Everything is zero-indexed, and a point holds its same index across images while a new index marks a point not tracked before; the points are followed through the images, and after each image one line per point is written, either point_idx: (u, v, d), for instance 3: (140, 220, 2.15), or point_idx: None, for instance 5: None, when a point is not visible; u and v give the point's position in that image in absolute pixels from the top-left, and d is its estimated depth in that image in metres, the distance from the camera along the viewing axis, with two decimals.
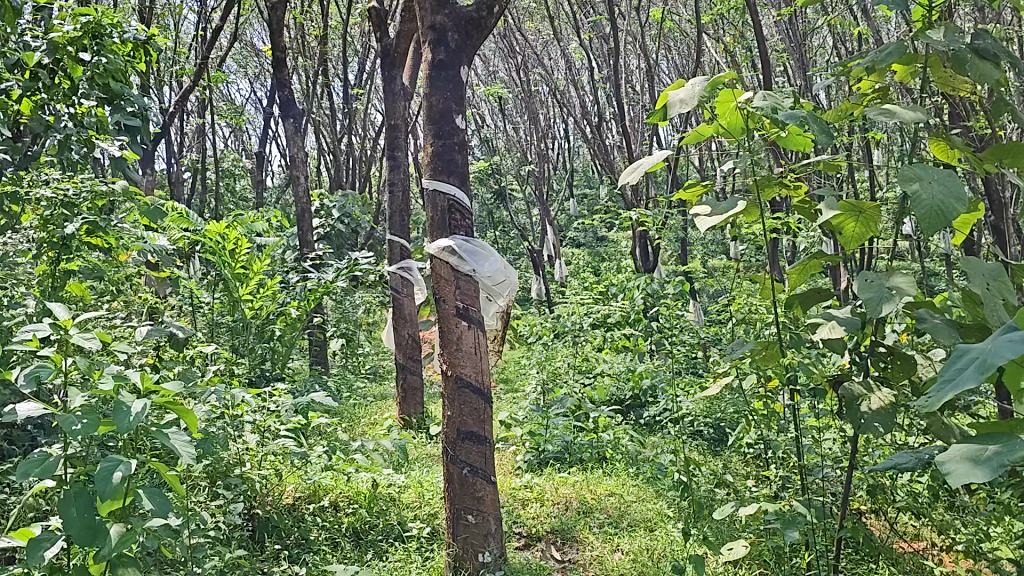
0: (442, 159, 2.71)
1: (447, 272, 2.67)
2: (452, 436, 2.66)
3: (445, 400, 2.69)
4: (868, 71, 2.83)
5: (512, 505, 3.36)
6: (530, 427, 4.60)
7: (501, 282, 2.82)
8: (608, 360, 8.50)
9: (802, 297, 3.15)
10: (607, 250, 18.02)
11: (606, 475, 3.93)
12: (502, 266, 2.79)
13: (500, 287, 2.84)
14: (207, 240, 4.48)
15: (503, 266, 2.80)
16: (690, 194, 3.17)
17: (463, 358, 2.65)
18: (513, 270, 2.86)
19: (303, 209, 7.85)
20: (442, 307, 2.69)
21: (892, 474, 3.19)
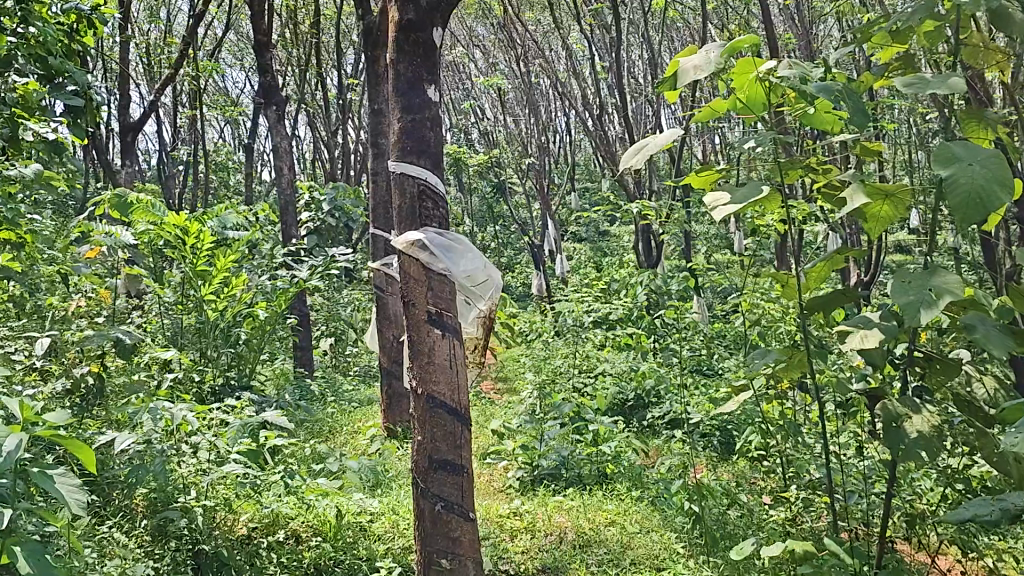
0: (411, 137, 2.29)
1: (417, 270, 2.26)
2: (423, 465, 2.25)
3: (415, 422, 2.28)
4: (883, 33, 2.29)
5: (498, 536, 2.94)
6: (523, 441, 4.19)
7: (483, 285, 2.40)
8: (610, 360, 8.08)
9: (829, 298, 2.71)
10: (609, 245, 17.60)
11: (605, 498, 3.54)
12: (483, 263, 2.37)
13: (483, 290, 2.42)
14: (165, 233, 4.11)
15: (485, 266, 2.38)
16: (703, 181, 2.75)
17: (436, 373, 2.24)
18: (497, 271, 2.44)
19: (287, 202, 7.46)
20: (412, 311, 2.28)
21: (932, 503, 2.76)
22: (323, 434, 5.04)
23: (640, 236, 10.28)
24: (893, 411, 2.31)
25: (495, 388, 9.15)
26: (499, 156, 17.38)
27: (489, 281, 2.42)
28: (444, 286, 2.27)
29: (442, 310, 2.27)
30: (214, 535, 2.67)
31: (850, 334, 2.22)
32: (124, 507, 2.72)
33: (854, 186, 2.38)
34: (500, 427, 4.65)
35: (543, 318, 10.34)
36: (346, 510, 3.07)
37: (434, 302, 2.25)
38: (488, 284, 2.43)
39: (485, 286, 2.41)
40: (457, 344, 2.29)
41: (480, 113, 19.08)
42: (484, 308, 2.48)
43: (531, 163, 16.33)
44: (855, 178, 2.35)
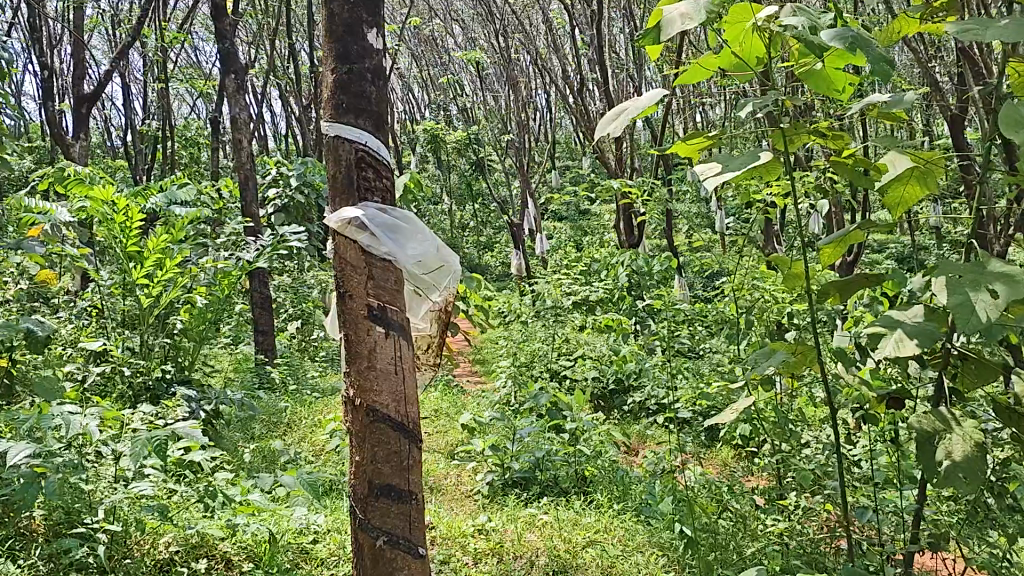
0: (349, 91, 1.87)
1: (356, 255, 1.87)
2: (361, 492, 1.86)
3: (354, 439, 1.88)
4: None
5: (459, 560, 2.56)
6: (492, 440, 3.80)
7: (438, 275, 2.00)
8: (590, 345, 7.71)
9: (842, 285, 2.30)
10: (589, 224, 17.24)
11: (584, 510, 3.18)
12: (436, 246, 1.97)
13: (439, 282, 2.01)
14: (96, 210, 3.74)
15: (441, 253, 1.98)
16: (691, 149, 2.32)
17: (377, 377, 1.85)
18: (455, 259, 2.04)
19: (246, 177, 7.02)
20: (349, 305, 1.88)
21: (957, 525, 2.38)
22: (278, 431, 4.64)
23: (620, 215, 9.89)
24: (924, 427, 1.89)
25: (470, 373, 8.77)
26: (476, 133, 16.90)
27: (445, 271, 2.01)
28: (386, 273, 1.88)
29: (386, 301, 1.88)
30: (124, 563, 2.32)
31: (880, 337, 1.80)
32: (20, 530, 2.39)
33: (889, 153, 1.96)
34: (469, 423, 4.27)
35: (521, 299, 9.96)
36: (286, 529, 2.68)
37: (376, 293, 1.87)
38: (445, 274, 2.02)
39: (440, 276, 2.01)
40: (404, 345, 1.90)
41: (457, 88, 18.58)
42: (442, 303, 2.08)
43: (510, 140, 15.89)
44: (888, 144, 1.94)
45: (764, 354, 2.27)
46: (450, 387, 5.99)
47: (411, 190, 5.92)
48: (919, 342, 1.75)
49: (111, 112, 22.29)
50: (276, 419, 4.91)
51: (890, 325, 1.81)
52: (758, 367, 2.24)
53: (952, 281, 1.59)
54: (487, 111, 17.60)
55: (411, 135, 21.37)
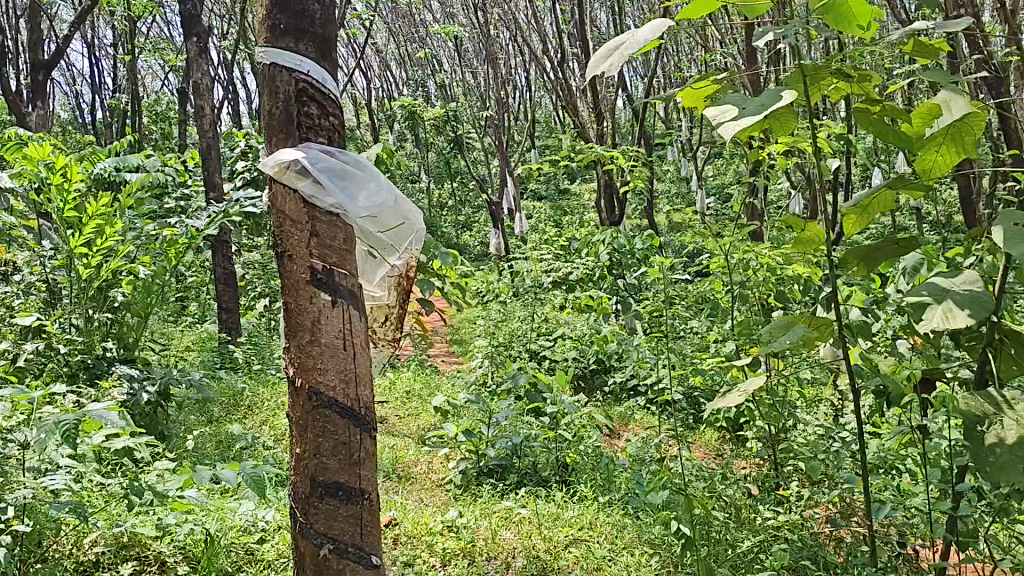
0: (286, 9, 1.55)
1: (296, 207, 1.55)
2: (303, 490, 1.55)
3: (294, 426, 1.57)
4: None
5: (428, 562, 2.29)
6: (466, 424, 3.48)
7: (396, 227, 1.69)
8: (569, 324, 7.48)
9: (868, 252, 2.02)
10: (570, 204, 16.96)
11: (565, 503, 2.90)
12: (394, 197, 1.66)
13: (399, 236, 1.70)
14: (29, 173, 3.36)
15: (398, 201, 1.67)
16: (697, 93, 2.00)
17: (320, 356, 1.54)
18: (415, 209, 1.73)
19: (210, 146, 6.67)
20: (288, 266, 1.56)
21: (985, 520, 2.13)
22: (237, 414, 4.31)
23: (602, 191, 9.57)
24: (970, 409, 1.63)
25: (446, 352, 8.44)
26: (454, 108, 16.51)
27: (404, 222, 1.70)
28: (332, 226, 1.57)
29: (333, 262, 1.56)
30: (36, 567, 2.04)
31: (925, 306, 1.55)
32: None
33: (942, 92, 1.72)
34: (442, 405, 3.99)
35: (499, 278, 9.67)
36: (229, 528, 2.39)
37: (320, 253, 1.55)
38: (405, 226, 1.70)
39: (400, 228, 1.69)
40: (356, 317, 1.59)
41: (435, 64, 18.14)
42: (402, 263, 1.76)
43: (489, 116, 15.53)
44: (945, 80, 1.69)
45: (780, 327, 1.98)
46: (425, 368, 5.68)
47: (383, 160, 5.59)
48: (973, 313, 1.50)
49: (78, 87, 21.65)
50: (237, 403, 4.59)
51: (937, 293, 1.56)
52: (775, 342, 1.95)
53: (1011, 230, 1.33)
54: (465, 87, 17.19)
55: (388, 111, 20.91)
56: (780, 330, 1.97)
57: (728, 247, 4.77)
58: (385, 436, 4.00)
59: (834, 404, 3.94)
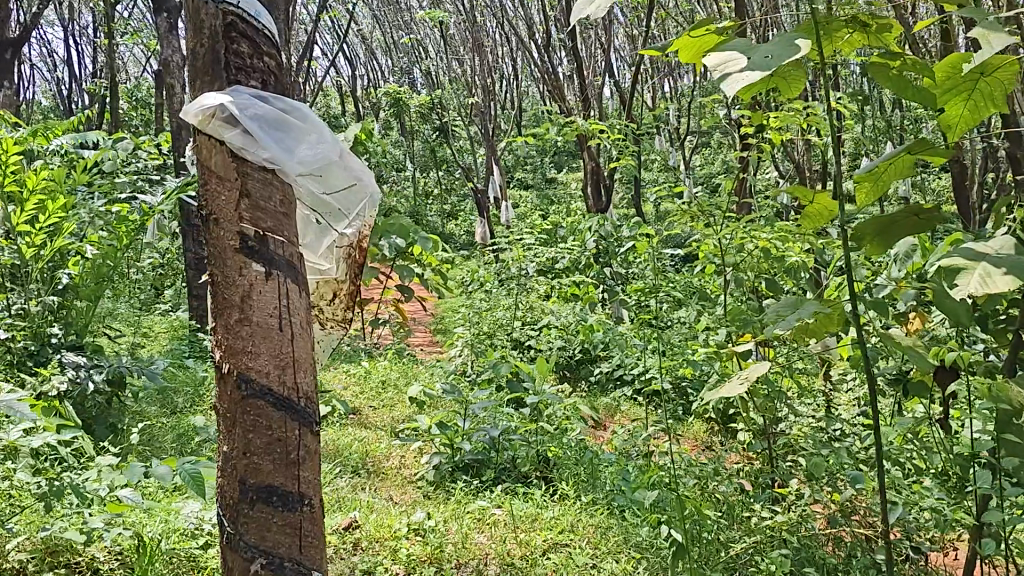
0: None
1: (223, 163, 1.32)
2: (231, 495, 1.32)
3: (223, 419, 1.34)
4: None
5: (392, 570, 2.09)
6: (440, 416, 3.25)
7: (346, 187, 1.47)
8: (555, 312, 7.29)
9: (890, 226, 1.79)
10: (557, 193, 16.71)
11: (545, 502, 2.69)
12: (341, 153, 1.43)
13: (349, 196, 1.49)
14: None
15: (346, 155, 1.45)
16: (693, 48, 1.63)
17: (251, 337, 1.31)
18: (364, 165, 1.51)
19: (180, 125, 6.40)
20: (215, 231, 1.34)
21: (1006, 521, 1.93)
22: (202, 404, 4.07)
23: (588, 177, 9.33)
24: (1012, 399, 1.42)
25: (428, 342, 8.20)
26: (440, 95, 16.23)
27: (354, 180, 1.48)
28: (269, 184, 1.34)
29: (268, 227, 1.33)
30: None
31: (956, 271, 1.33)
32: None
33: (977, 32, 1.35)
34: (417, 395, 3.76)
35: (484, 267, 9.42)
36: (171, 532, 2.17)
37: (252, 215, 1.32)
38: (354, 185, 1.49)
39: (348, 188, 1.48)
40: (295, 291, 1.36)
41: (420, 50, 17.85)
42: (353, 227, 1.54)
43: (475, 103, 15.27)
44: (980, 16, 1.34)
45: (791, 304, 1.83)
46: (404, 357, 5.45)
47: (360, 141, 5.34)
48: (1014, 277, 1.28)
49: (56, 72, 21.22)
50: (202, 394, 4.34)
51: (972, 258, 1.35)
52: (785, 318, 1.80)
53: None
54: (451, 73, 16.92)
55: (373, 98, 20.57)
56: (790, 308, 1.82)
57: (720, 229, 4.55)
58: (358, 429, 3.77)
59: (830, 394, 3.74)
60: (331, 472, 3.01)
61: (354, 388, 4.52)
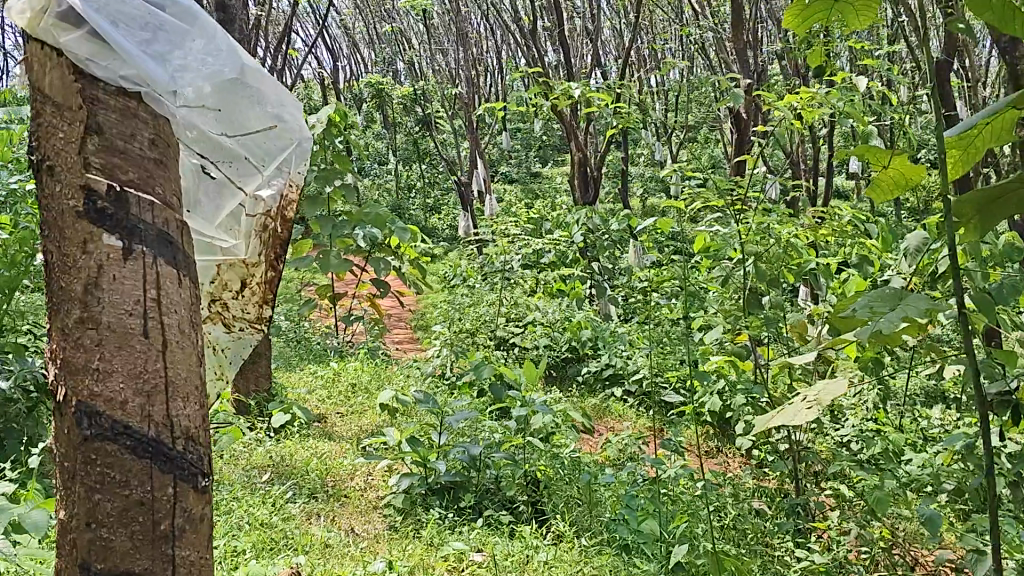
0: None
1: (64, 90, 1.04)
2: (76, 553, 1.00)
3: (62, 450, 1.02)
4: None
5: None
6: (413, 429, 2.80)
7: (281, 125, 1.36)
8: (540, 309, 6.94)
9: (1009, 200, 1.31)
10: (542, 188, 16.24)
11: (538, 541, 2.28)
12: (236, 90, 1.23)
13: (283, 136, 1.37)
14: None
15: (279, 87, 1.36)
16: None
17: (101, 347, 0.99)
18: (294, 102, 1.42)
19: None
20: (52, 182, 1.04)
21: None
22: None
23: (576, 168, 8.86)
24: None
25: (407, 341, 7.77)
26: (423, 87, 15.71)
27: (290, 118, 1.38)
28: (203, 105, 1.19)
29: (130, 178, 1.05)
30: None
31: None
32: None
33: None
34: (391, 401, 3.34)
35: (466, 262, 8.95)
36: None
37: (104, 161, 1.03)
38: (289, 123, 1.38)
39: (283, 127, 1.37)
40: (169, 280, 1.06)
41: (402, 40, 17.29)
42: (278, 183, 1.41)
43: (459, 94, 14.74)
44: None
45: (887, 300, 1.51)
46: (379, 358, 5.01)
47: (331, 123, 4.88)
48: None
49: None
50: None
51: None
52: (880, 320, 1.09)
53: None
54: (434, 64, 16.40)
55: (354, 89, 20.00)
56: (888, 300, 1.12)
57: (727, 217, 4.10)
58: (320, 441, 3.32)
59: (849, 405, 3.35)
60: (282, 496, 2.56)
61: (320, 393, 4.08)
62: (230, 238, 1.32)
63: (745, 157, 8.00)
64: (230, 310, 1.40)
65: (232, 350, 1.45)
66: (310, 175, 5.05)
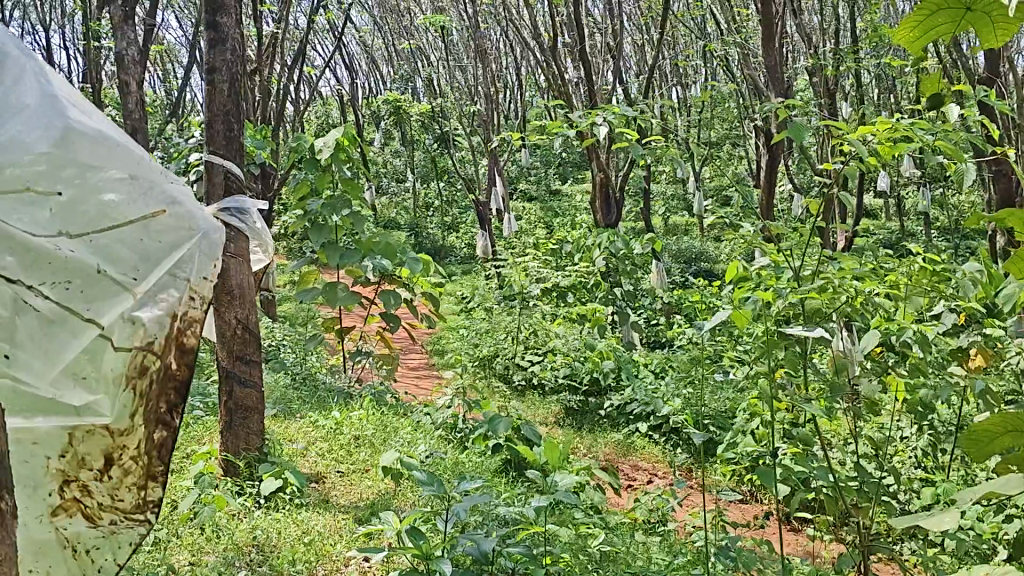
0: None
1: None
2: None
3: None
4: None
5: None
6: (420, 512, 2.44)
7: (180, 206, 1.70)
8: (562, 335, 6.76)
9: None
10: (563, 207, 15.86)
11: None
12: (107, 189, 1.53)
13: (183, 215, 1.70)
14: None
15: (175, 184, 1.74)
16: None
17: None
18: (196, 206, 1.76)
19: (137, 128, 5.51)
20: None
21: None
22: None
23: (598, 189, 8.47)
24: None
25: (422, 371, 7.42)
26: (441, 105, 15.39)
27: (189, 203, 1.72)
28: (79, 155, 1.49)
29: None
30: None
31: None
32: None
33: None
34: (399, 465, 3.01)
35: (483, 287, 8.57)
36: None
37: None
38: (190, 207, 1.73)
39: (183, 208, 1.70)
40: None
41: (421, 57, 16.97)
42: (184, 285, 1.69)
43: (477, 112, 14.35)
44: None
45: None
46: (387, 402, 4.68)
47: (338, 150, 4.53)
48: None
49: None
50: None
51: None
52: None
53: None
54: (453, 81, 16.07)
55: (372, 106, 19.66)
56: None
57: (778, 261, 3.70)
58: (314, 512, 2.98)
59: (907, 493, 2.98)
60: None
61: (319, 446, 3.74)
62: (98, 413, 1.57)
63: (776, 180, 7.59)
64: (93, 499, 1.66)
65: (99, 548, 1.69)
66: (315, 204, 4.70)
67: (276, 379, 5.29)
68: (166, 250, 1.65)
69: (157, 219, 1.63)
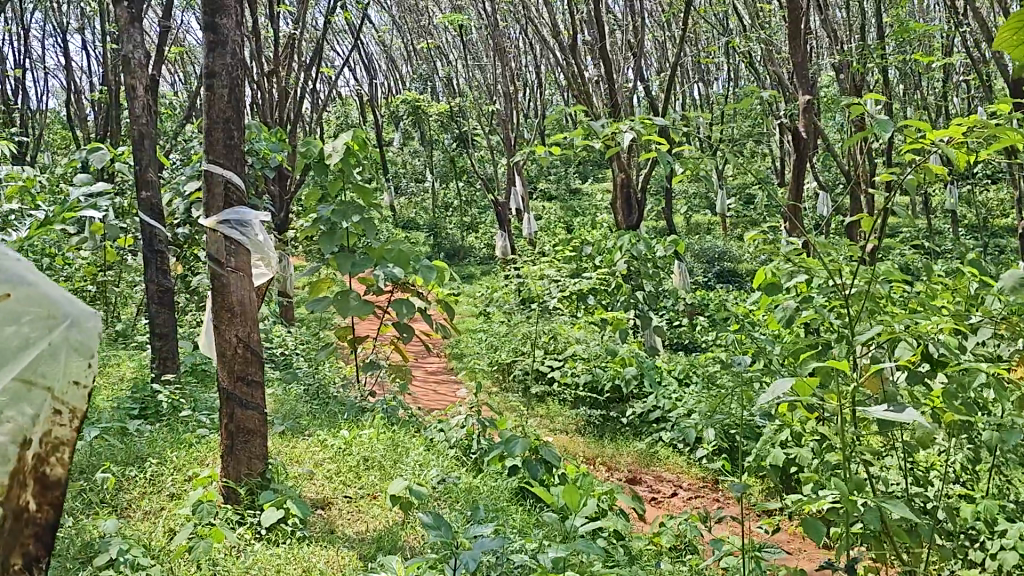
0: None
1: None
2: None
3: None
4: None
5: None
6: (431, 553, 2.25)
7: (38, 294, 1.61)
8: (582, 341, 6.56)
9: None
10: (583, 206, 15.65)
11: None
12: None
13: (44, 302, 1.62)
14: None
15: (35, 275, 1.66)
16: None
17: None
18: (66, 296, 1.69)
19: (145, 134, 5.36)
20: None
21: None
22: (125, 509, 3.17)
23: (620, 190, 8.24)
24: None
25: (439, 376, 7.25)
26: (460, 105, 15.21)
27: (49, 291, 1.64)
28: None
29: None
30: None
31: None
32: None
33: None
34: (410, 492, 2.82)
35: (501, 291, 8.37)
36: None
37: None
38: (51, 296, 1.65)
39: (39, 295, 1.61)
40: None
41: (440, 56, 16.80)
42: (46, 391, 1.59)
43: (496, 111, 14.15)
44: None
45: None
46: (400, 418, 4.51)
47: (347, 154, 4.33)
48: None
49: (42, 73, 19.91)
50: (127, 490, 3.37)
51: None
52: None
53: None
54: (472, 81, 15.88)
55: (389, 106, 19.47)
56: None
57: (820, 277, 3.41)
58: (317, 546, 2.81)
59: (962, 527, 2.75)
60: None
61: (326, 469, 3.55)
62: None
63: (803, 180, 7.35)
64: None
65: None
66: (326, 210, 4.44)
67: (286, 390, 5.10)
68: (29, 341, 1.57)
69: (8, 301, 1.54)
